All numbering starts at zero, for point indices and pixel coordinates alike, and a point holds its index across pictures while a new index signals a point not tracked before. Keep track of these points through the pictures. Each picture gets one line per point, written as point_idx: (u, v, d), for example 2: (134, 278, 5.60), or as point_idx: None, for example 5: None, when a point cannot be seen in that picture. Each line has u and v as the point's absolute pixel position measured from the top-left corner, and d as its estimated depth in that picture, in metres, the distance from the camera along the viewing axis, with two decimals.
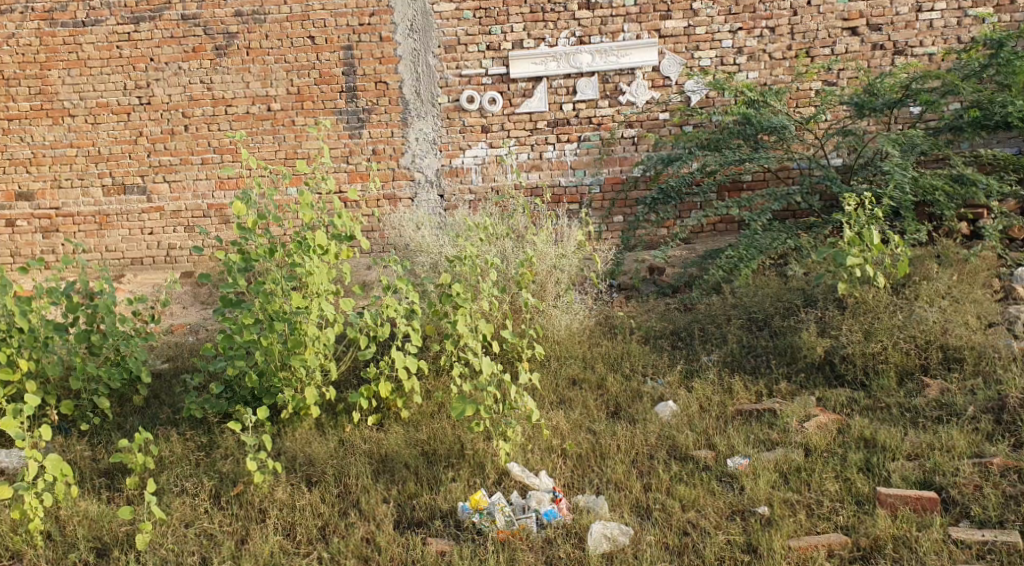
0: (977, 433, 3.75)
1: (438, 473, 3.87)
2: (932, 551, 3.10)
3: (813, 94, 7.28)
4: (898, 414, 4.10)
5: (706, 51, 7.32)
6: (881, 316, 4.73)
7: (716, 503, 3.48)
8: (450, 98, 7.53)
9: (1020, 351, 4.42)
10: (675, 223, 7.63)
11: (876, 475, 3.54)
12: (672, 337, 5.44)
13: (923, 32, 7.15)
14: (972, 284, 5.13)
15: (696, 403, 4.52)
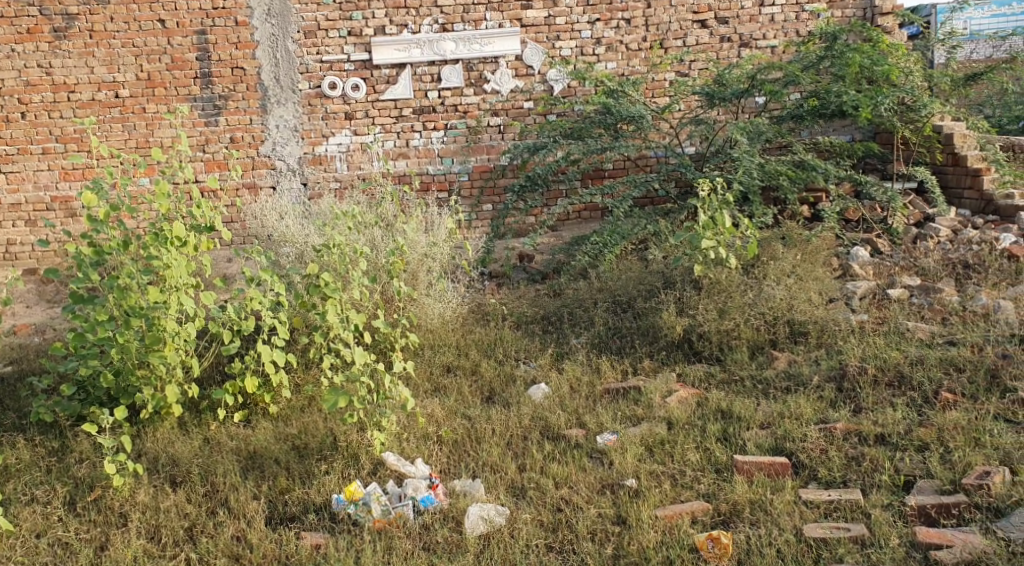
0: (822, 400, 4.01)
1: (310, 467, 3.81)
2: (785, 512, 3.21)
3: (667, 84, 7.57)
4: (752, 386, 4.34)
5: (566, 41, 7.47)
6: (734, 295, 5.00)
7: (587, 478, 3.59)
8: (311, 84, 7.37)
9: (858, 323, 4.74)
10: (543, 211, 7.79)
11: (733, 444, 3.75)
12: (542, 323, 5.58)
13: (766, 26, 7.56)
14: (814, 263, 5.50)
15: (566, 384, 4.65)
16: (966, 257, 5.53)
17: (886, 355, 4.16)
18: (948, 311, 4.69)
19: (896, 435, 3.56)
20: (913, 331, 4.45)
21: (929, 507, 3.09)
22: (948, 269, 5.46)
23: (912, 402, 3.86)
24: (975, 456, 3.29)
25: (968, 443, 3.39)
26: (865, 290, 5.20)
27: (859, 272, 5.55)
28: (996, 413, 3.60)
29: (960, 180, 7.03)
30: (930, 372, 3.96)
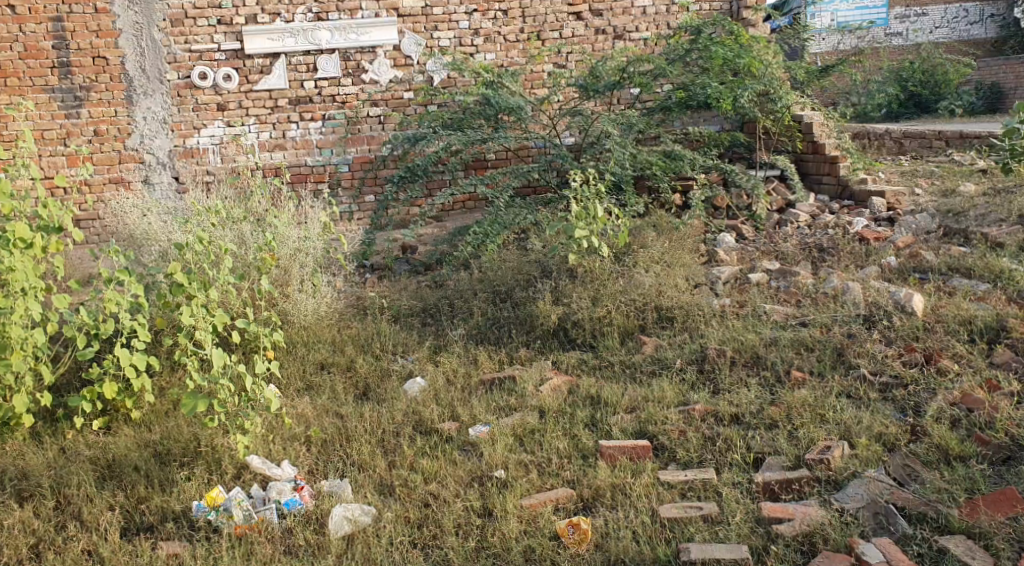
0: (685, 384, 4.15)
1: (170, 474, 3.69)
2: (643, 495, 3.30)
3: (545, 75, 7.64)
4: (621, 372, 4.45)
5: (444, 31, 7.44)
6: (605, 284, 5.15)
7: (456, 472, 3.60)
8: (180, 74, 7.10)
9: (721, 308, 4.91)
10: (425, 201, 7.77)
11: (599, 430, 3.84)
12: (422, 315, 5.56)
13: (639, 18, 7.73)
14: (682, 250, 5.69)
15: (442, 377, 4.65)
16: (821, 241, 5.86)
17: (744, 338, 4.33)
18: (803, 293, 4.92)
19: (750, 415, 3.72)
20: (770, 313, 4.65)
21: (773, 483, 3.22)
22: (804, 253, 5.75)
23: (766, 382, 4.03)
24: (818, 432, 3.46)
25: (814, 420, 3.57)
26: (729, 275, 5.40)
27: (723, 257, 5.77)
28: (841, 390, 3.79)
29: (819, 167, 7.40)
30: (784, 353, 4.15)
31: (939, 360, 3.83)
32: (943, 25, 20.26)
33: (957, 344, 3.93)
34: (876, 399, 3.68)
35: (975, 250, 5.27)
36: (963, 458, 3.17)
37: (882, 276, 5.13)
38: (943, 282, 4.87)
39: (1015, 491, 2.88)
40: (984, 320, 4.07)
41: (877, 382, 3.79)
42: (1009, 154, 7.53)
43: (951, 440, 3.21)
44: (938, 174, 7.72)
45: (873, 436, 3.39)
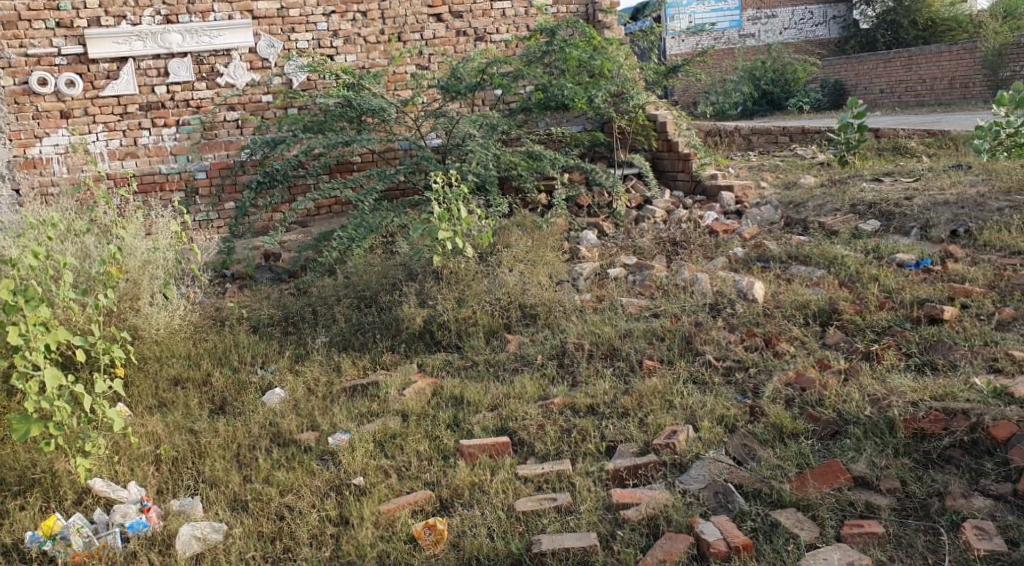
0: (544, 378, 4.21)
1: (3, 504, 3.48)
2: (500, 491, 3.33)
3: (407, 77, 7.60)
4: (483, 370, 4.46)
5: (302, 33, 7.29)
6: (468, 284, 5.18)
7: (313, 482, 3.53)
8: (16, 80, 6.69)
9: (581, 303, 5.01)
10: (286, 206, 7.59)
11: (460, 429, 3.85)
12: (283, 324, 5.42)
13: (498, 20, 7.80)
14: (544, 248, 5.79)
15: (302, 386, 4.54)
16: (675, 235, 6.08)
17: (601, 331, 4.45)
18: (657, 285, 5.09)
19: (604, 405, 3.81)
20: (626, 306, 4.79)
21: (622, 469, 3.31)
22: (660, 247, 5.96)
23: (621, 372, 4.14)
24: (665, 418, 3.59)
25: (663, 407, 3.70)
26: (590, 271, 5.52)
27: (585, 254, 5.90)
28: (689, 376, 3.94)
29: (674, 164, 7.72)
30: (637, 344, 4.28)
31: (776, 344, 4.05)
32: (791, 27, 21.43)
33: (794, 328, 4.16)
34: (720, 383, 3.85)
35: (813, 238, 5.59)
36: (795, 435, 3.34)
37: (730, 266, 5.38)
38: (784, 271, 5.15)
39: (840, 464, 3.05)
40: (817, 304, 4.33)
41: (722, 366, 3.96)
42: (844, 147, 8.04)
43: (785, 418, 3.38)
44: (783, 168, 8.16)
45: (716, 419, 3.54)
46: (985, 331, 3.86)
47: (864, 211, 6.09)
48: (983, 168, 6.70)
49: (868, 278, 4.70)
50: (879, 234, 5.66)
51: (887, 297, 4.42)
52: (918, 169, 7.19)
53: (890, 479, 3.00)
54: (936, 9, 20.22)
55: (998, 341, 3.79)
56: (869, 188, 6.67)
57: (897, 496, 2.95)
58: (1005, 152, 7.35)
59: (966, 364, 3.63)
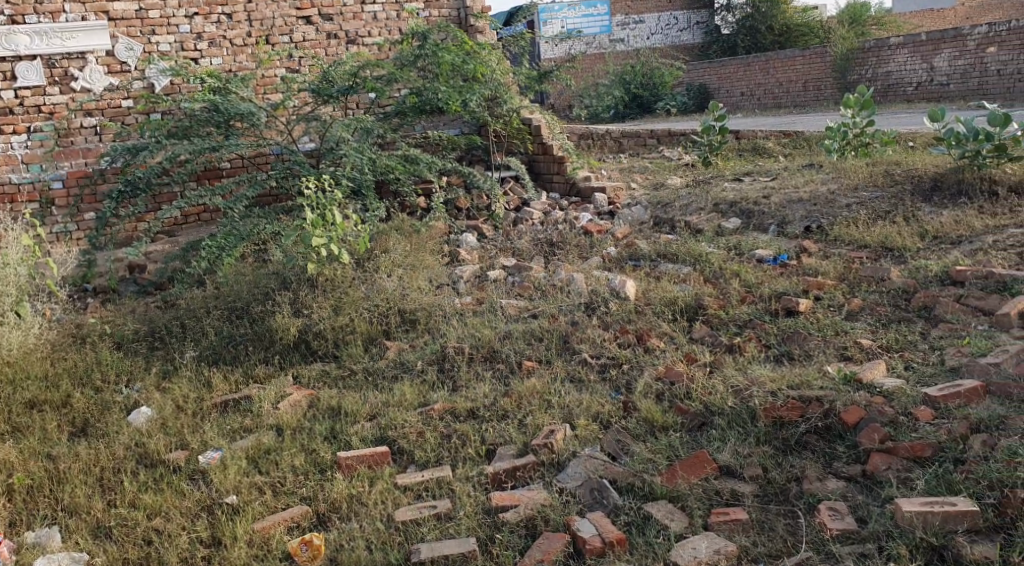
0: (424, 384, 4.19)
1: None
2: (379, 501, 3.30)
3: (277, 80, 7.40)
4: (361, 379, 4.40)
5: (163, 36, 7.00)
6: (345, 291, 5.10)
7: (183, 504, 3.41)
8: None
9: (460, 306, 5.01)
10: (150, 216, 7.27)
11: (338, 441, 3.79)
12: (149, 339, 5.19)
13: (370, 23, 7.72)
14: (422, 252, 5.77)
15: (170, 404, 4.35)
16: (552, 236, 6.18)
17: (480, 334, 4.47)
18: (535, 287, 5.15)
19: (483, 408, 3.83)
20: (505, 307, 4.83)
21: (501, 472, 3.34)
22: (537, 248, 6.04)
23: (500, 374, 4.17)
24: (543, 418, 3.64)
25: (541, 407, 3.75)
26: (469, 273, 5.55)
27: (464, 257, 5.92)
28: (566, 375, 4.01)
29: (550, 167, 7.84)
30: (516, 345, 4.32)
31: (648, 340, 4.17)
32: (658, 32, 22.20)
33: (663, 324, 4.30)
34: (595, 380, 3.93)
35: (681, 236, 5.81)
36: (666, 429, 3.45)
37: (604, 265, 5.51)
38: (654, 268, 5.31)
39: (707, 455, 3.17)
40: (684, 300, 4.50)
41: (597, 364, 4.06)
42: (708, 149, 8.36)
43: (655, 413, 3.49)
44: (652, 169, 8.42)
45: (591, 416, 3.61)
46: (836, 321, 4.10)
47: (727, 209, 6.36)
48: (833, 167, 7.12)
49: (731, 273, 4.91)
50: (740, 231, 5.93)
51: (749, 291, 4.63)
52: (775, 168, 7.57)
53: (753, 466, 3.13)
54: (790, 15, 21.36)
55: (848, 330, 4.03)
56: (730, 187, 6.97)
57: (760, 483, 3.08)
58: (852, 151, 7.83)
59: (819, 353, 3.84)
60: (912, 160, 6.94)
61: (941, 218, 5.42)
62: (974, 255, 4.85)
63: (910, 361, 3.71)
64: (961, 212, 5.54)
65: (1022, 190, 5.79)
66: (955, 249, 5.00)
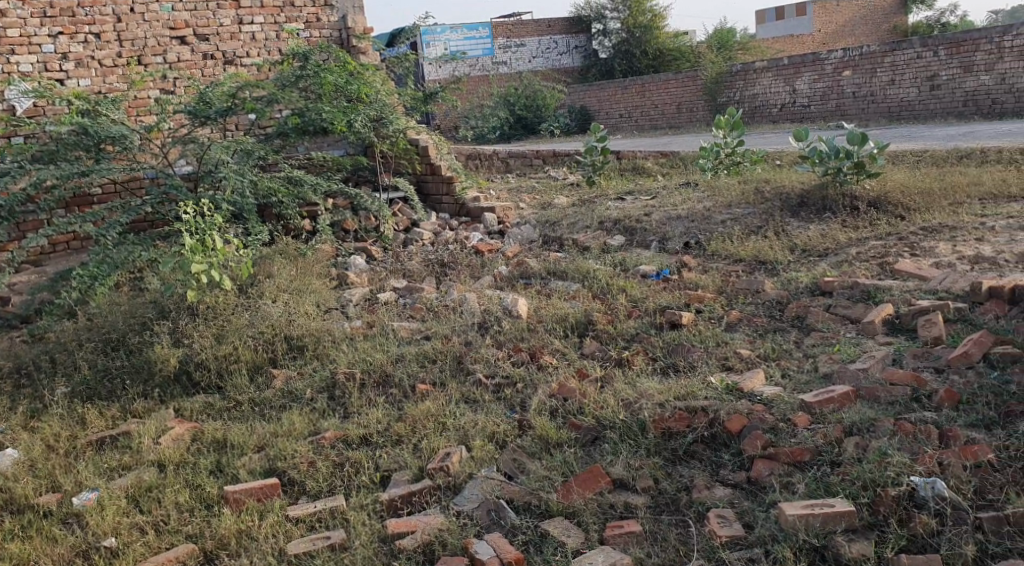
0: (314, 412, 4.09)
1: None
2: (270, 536, 3.19)
3: (151, 102, 7.13)
4: (248, 410, 4.26)
5: (24, 56, 6.62)
6: (229, 319, 4.94)
7: (55, 550, 3.21)
8: None
9: (350, 330, 4.92)
10: (13, 244, 6.85)
11: (225, 475, 3.66)
12: (14, 376, 4.88)
13: (248, 44, 7.54)
14: (309, 276, 5.66)
15: (39, 444, 4.09)
16: (442, 257, 6.21)
17: (371, 359, 4.41)
18: (426, 308, 5.14)
19: (376, 434, 3.78)
20: (396, 330, 4.79)
21: (396, 499, 3.29)
22: (428, 269, 6.03)
23: (392, 399, 4.12)
24: (437, 441, 3.61)
25: (436, 430, 3.73)
26: (359, 297, 5.49)
27: (353, 279, 5.84)
28: (460, 397, 4.00)
29: (438, 187, 7.86)
30: (409, 369, 4.29)
31: (540, 357, 4.22)
32: (539, 55, 22.72)
33: (555, 341, 4.36)
34: (489, 400, 3.94)
35: (569, 254, 5.92)
36: (560, 445, 3.49)
37: (495, 284, 5.56)
38: (544, 286, 5.39)
39: (600, 469, 3.21)
40: (574, 317, 4.58)
41: (491, 384, 4.06)
42: (592, 169, 8.56)
43: (549, 429, 3.53)
44: (539, 189, 8.55)
45: (486, 437, 3.61)
46: (717, 332, 4.25)
47: (611, 227, 6.53)
48: (709, 185, 7.41)
49: (617, 289, 5.03)
50: (625, 248, 6.10)
51: (635, 306, 4.76)
52: (655, 187, 7.82)
53: (645, 478, 3.20)
54: (663, 40, 22.27)
55: (729, 341, 4.19)
56: (614, 206, 7.15)
57: (651, 494, 3.15)
58: (725, 170, 8.15)
59: (703, 364, 3.96)
60: (781, 177, 7.29)
61: (809, 232, 5.73)
62: (840, 266, 5.14)
63: (786, 369, 3.88)
64: (826, 227, 5.87)
65: (879, 204, 6.18)
66: (823, 261, 5.28)
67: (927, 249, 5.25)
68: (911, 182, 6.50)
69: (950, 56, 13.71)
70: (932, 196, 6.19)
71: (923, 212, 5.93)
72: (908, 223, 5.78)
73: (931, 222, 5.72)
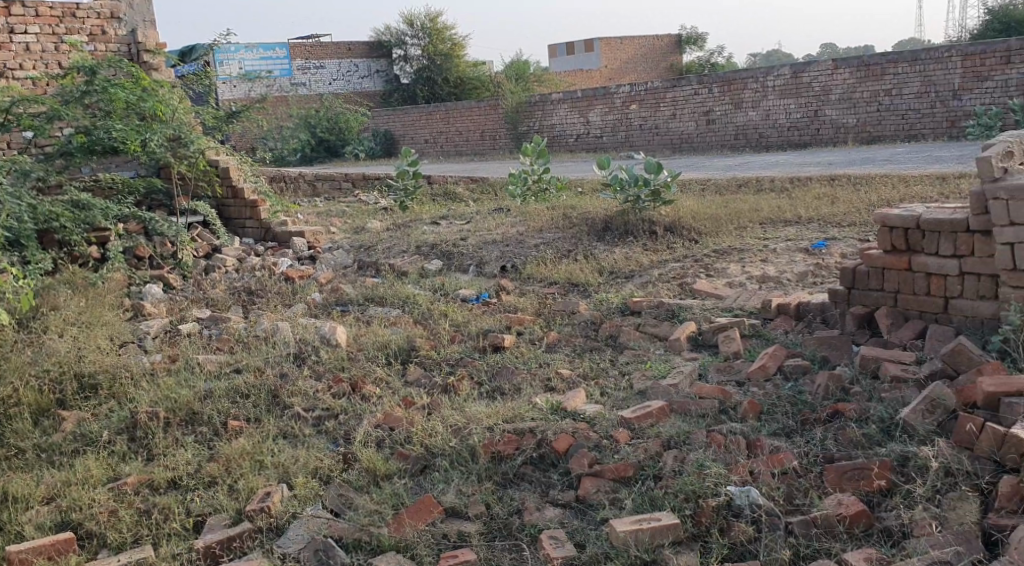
0: (112, 456, 3.74)
1: None
2: None
3: None
4: (33, 458, 3.82)
5: None
6: (7, 358, 4.43)
7: None
8: None
9: (151, 365, 4.56)
10: None
11: (8, 532, 3.26)
12: None
13: (21, 55, 6.87)
14: (100, 307, 5.21)
15: None
16: (249, 284, 5.93)
17: (177, 396, 4.11)
18: (235, 339, 4.87)
19: (187, 476, 3.52)
20: (203, 364, 4.50)
21: (214, 545, 3.06)
22: (234, 298, 5.73)
23: (202, 437, 3.85)
24: (256, 480, 3.41)
25: (254, 468, 3.51)
26: (157, 329, 5.11)
27: (151, 310, 5.44)
28: (278, 432, 3.81)
29: (241, 212, 7.53)
30: (219, 404, 4.03)
31: (362, 387, 4.11)
32: (339, 78, 22.52)
33: (376, 370, 4.25)
34: (309, 434, 3.78)
35: (385, 280, 5.85)
36: (388, 476, 3.40)
37: (308, 312, 5.38)
38: (362, 312, 5.27)
39: (432, 498, 3.14)
40: (396, 343, 4.51)
41: (310, 417, 3.90)
42: (403, 194, 8.52)
43: (376, 461, 3.43)
44: (349, 214, 8.40)
45: (309, 473, 3.45)
46: (538, 354, 4.33)
47: (428, 252, 6.53)
48: (519, 211, 7.58)
49: (438, 314, 5.01)
50: (441, 272, 6.11)
51: (455, 330, 4.76)
52: (467, 212, 7.90)
53: (476, 505, 3.17)
54: (463, 69, 22.69)
55: (549, 362, 4.27)
56: (428, 231, 7.15)
57: (484, 520, 3.12)
58: (532, 196, 8.35)
59: (527, 386, 4.01)
60: (585, 204, 7.56)
61: (615, 255, 5.99)
62: (646, 287, 5.40)
63: (605, 387, 4.00)
64: (630, 250, 6.16)
65: (676, 229, 6.56)
66: (630, 283, 5.52)
67: (721, 270, 5.63)
68: (701, 208, 6.96)
69: (723, 93, 14.82)
70: (721, 222, 6.65)
71: (714, 236, 6.36)
72: (703, 246, 6.18)
73: (723, 245, 6.14)
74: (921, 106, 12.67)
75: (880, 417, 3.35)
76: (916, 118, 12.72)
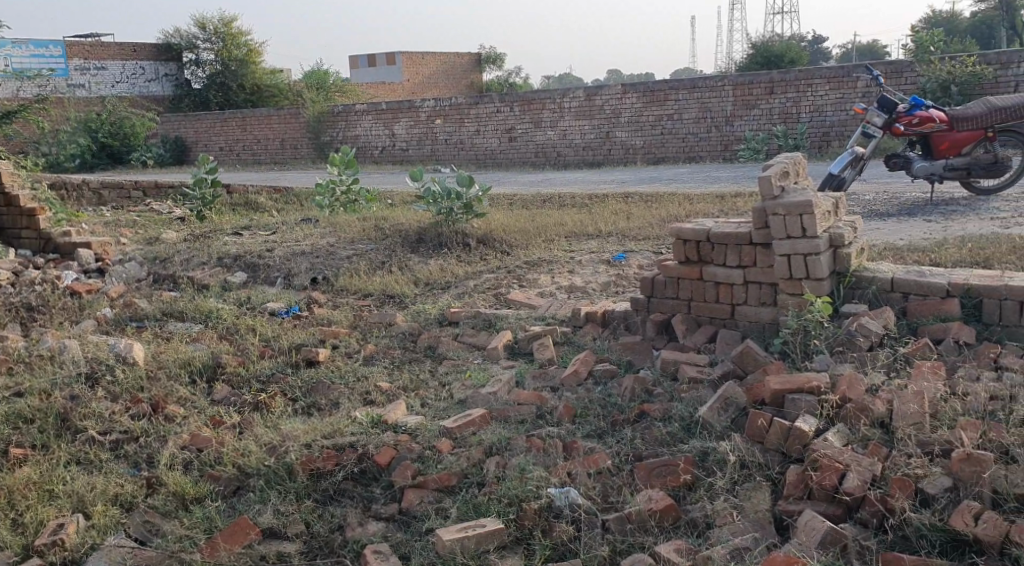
0: None
1: None
2: None
3: None
4: None
5: None
6: None
7: None
8: None
9: None
10: None
11: None
12: None
13: None
14: None
15: None
16: (28, 300, 5.42)
17: None
18: (14, 359, 4.44)
19: None
20: None
21: None
22: (10, 315, 5.22)
23: None
24: (46, 511, 3.12)
25: (42, 499, 3.22)
26: None
27: None
28: (69, 458, 3.51)
29: (16, 221, 6.90)
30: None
31: (164, 407, 3.86)
32: (123, 81, 21.41)
33: (180, 388, 4.02)
34: (107, 459, 3.51)
35: (185, 294, 5.55)
36: (198, 499, 3.23)
37: (98, 328, 4.99)
38: (161, 328, 4.97)
39: (248, 519, 3.01)
40: (201, 360, 4.29)
41: (107, 441, 3.63)
42: (200, 203, 8.11)
43: (184, 484, 3.25)
44: (141, 224, 7.89)
45: (108, 500, 3.21)
46: (356, 367, 4.26)
47: (231, 263, 6.27)
48: (329, 222, 7.43)
49: (246, 328, 4.81)
50: (247, 285, 5.88)
51: (266, 345, 4.59)
52: (273, 222, 7.64)
53: (296, 523, 3.07)
54: (260, 75, 21.93)
55: (366, 374, 4.21)
56: (231, 242, 6.86)
57: (304, 539, 3.03)
58: (342, 208, 8.21)
59: (345, 400, 3.93)
60: (396, 216, 7.54)
61: (429, 267, 6.02)
62: (460, 298, 5.47)
63: (424, 398, 4.01)
64: (444, 261, 6.21)
65: (487, 241, 6.67)
66: (444, 294, 5.56)
67: (532, 281, 5.79)
68: (509, 222, 7.13)
69: (523, 112, 15.30)
70: (528, 234, 6.85)
71: (523, 248, 6.53)
72: (512, 258, 6.33)
73: (532, 257, 6.33)
74: (698, 130, 13.62)
75: (682, 416, 3.57)
76: (695, 141, 13.68)
